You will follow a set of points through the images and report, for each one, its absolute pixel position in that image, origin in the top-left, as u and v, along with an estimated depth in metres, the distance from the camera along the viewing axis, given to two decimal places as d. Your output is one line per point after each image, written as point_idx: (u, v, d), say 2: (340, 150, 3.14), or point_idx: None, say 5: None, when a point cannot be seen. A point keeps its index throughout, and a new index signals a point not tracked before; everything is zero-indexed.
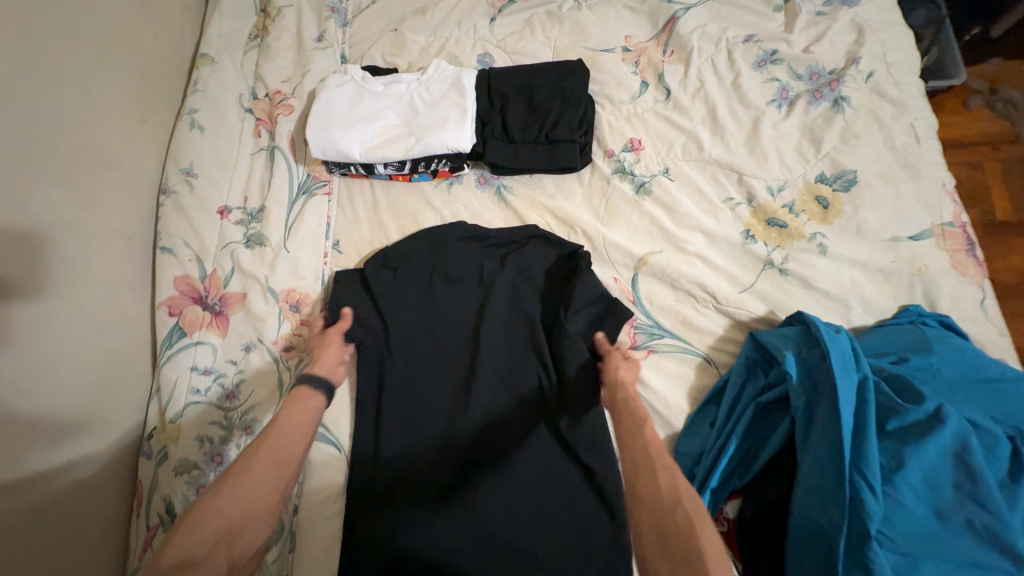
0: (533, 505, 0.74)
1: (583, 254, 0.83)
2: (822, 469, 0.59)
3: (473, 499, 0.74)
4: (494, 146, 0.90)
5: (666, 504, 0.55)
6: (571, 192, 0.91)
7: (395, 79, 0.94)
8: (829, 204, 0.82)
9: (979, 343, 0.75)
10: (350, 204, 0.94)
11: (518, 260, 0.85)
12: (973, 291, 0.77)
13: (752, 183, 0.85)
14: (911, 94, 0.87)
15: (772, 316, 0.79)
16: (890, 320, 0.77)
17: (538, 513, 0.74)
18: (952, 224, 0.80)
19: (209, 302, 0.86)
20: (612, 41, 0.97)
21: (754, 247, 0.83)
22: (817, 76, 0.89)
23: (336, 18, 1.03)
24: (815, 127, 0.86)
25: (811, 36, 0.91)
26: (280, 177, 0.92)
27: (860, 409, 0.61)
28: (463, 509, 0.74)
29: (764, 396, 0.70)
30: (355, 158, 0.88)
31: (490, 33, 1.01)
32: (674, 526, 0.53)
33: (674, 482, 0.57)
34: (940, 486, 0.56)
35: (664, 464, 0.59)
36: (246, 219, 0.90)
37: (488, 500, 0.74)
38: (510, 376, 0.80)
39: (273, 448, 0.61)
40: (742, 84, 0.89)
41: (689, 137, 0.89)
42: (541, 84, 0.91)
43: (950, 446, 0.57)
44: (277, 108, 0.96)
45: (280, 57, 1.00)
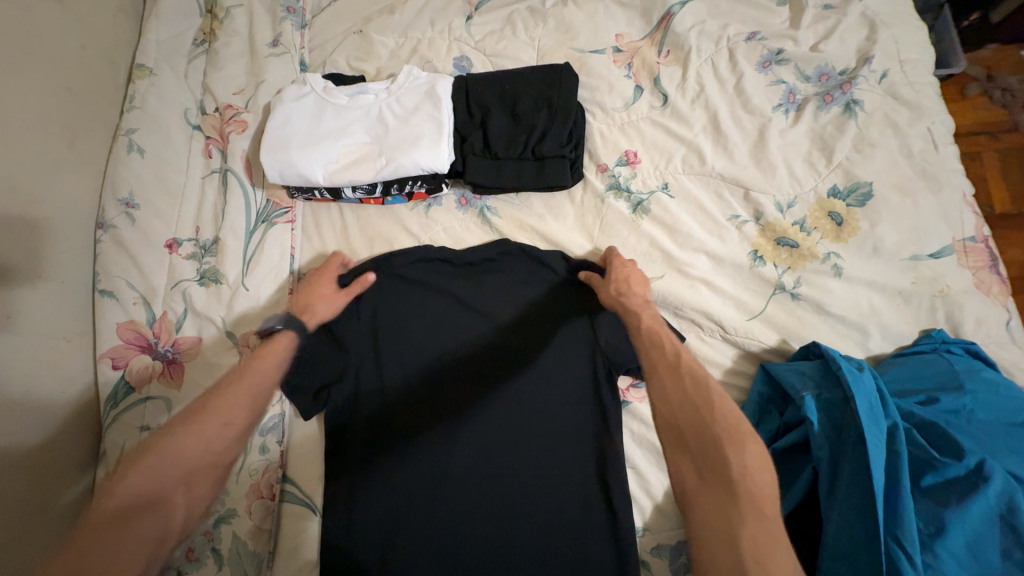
0: (538, 556, 0.68)
1: (572, 263, 0.77)
2: (854, 535, 0.54)
3: (469, 544, 0.68)
4: (475, 164, 0.80)
5: (676, 405, 0.51)
6: (561, 211, 0.82)
7: (362, 88, 0.83)
8: (843, 220, 0.75)
9: (1006, 370, 0.70)
10: (317, 231, 0.85)
11: (504, 272, 0.78)
12: (998, 312, 0.72)
13: (759, 199, 0.77)
14: (926, 96, 0.80)
15: (784, 346, 0.73)
16: (912, 347, 0.71)
17: (539, 561, 0.67)
18: (974, 238, 0.74)
19: (159, 349, 0.76)
20: (601, 41, 0.87)
21: (762, 270, 0.76)
22: (826, 77, 0.81)
23: (292, 20, 0.92)
24: (826, 135, 0.78)
25: (819, 32, 0.83)
26: (236, 204, 0.82)
27: (892, 463, 0.55)
28: (459, 553, 0.68)
29: (781, 442, 0.65)
30: (319, 182, 0.78)
31: (467, 33, 0.91)
32: (688, 425, 0.50)
33: (679, 377, 0.53)
34: (986, 555, 0.51)
35: (667, 364, 0.54)
36: (199, 252, 0.81)
37: (481, 546, 0.68)
38: (499, 412, 0.73)
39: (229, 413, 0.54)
40: (745, 88, 0.81)
41: (689, 148, 0.81)
42: (525, 93, 0.81)
43: (994, 508, 0.51)
44: (228, 125, 0.85)
45: (230, 65, 0.89)
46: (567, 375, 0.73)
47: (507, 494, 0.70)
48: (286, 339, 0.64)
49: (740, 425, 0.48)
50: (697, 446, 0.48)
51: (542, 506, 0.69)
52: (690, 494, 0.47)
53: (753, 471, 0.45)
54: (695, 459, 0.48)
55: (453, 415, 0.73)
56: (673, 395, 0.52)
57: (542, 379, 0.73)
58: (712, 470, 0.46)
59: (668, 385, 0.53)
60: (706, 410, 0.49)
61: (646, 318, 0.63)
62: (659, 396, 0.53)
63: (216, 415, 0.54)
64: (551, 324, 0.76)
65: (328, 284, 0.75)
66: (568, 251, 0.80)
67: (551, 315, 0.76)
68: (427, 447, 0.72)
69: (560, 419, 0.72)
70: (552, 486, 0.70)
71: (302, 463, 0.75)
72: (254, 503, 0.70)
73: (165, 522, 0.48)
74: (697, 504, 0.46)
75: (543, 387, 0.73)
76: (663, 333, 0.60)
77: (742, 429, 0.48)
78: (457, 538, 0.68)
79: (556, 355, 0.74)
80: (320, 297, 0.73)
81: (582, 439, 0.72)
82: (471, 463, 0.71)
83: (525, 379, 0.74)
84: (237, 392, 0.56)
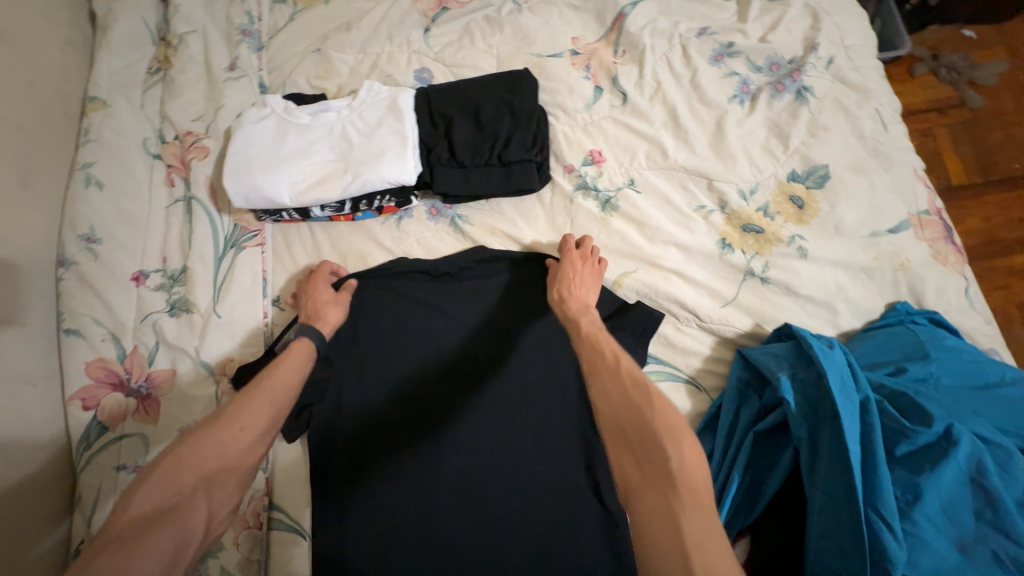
0: (537, 552, 0.67)
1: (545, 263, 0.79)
2: (835, 508, 0.55)
3: (466, 546, 0.68)
4: (443, 174, 0.80)
5: (617, 403, 0.51)
6: (532, 214, 0.83)
7: (324, 106, 0.83)
8: (804, 203, 0.78)
9: (967, 335, 0.73)
10: (289, 252, 0.84)
11: (478, 276, 0.79)
12: (956, 280, 0.75)
13: (723, 188, 0.79)
14: (872, 79, 0.83)
15: (759, 330, 0.75)
16: (879, 321, 0.73)
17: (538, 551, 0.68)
18: (928, 211, 0.77)
19: (132, 385, 0.74)
20: (558, 45, 0.89)
21: (731, 256, 0.77)
22: (777, 66, 0.84)
23: (248, 43, 0.91)
24: (781, 122, 0.81)
25: (766, 24, 0.86)
26: (202, 232, 0.81)
27: (867, 435, 0.57)
28: (456, 553, 0.68)
29: (761, 424, 0.65)
30: (286, 203, 0.78)
31: (426, 46, 0.92)
32: (631, 422, 0.49)
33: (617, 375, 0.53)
34: (960, 516, 0.52)
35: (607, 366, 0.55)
36: (167, 283, 0.79)
37: (481, 552, 0.68)
38: (487, 416, 0.73)
39: (246, 414, 0.55)
40: (701, 81, 0.84)
41: (652, 143, 0.82)
42: (487, 101, 0.82)
43: (966, 470, 0.53)
44: (189, 152, 0.84)
45: (188, 92, 0.88)
46: (548, 369, 0.74)
47: (503, 497, 0.70)
48: (301, 350, 0.64)
49: (675, 418, 0.48)
50: (638, 439, 0.48)
51: (538, 499, 0.70)
52: (633, 490, 0.47)
53: (688, 461, 0.46)
54: (637, 457, 0.48)
55: (437, 420, 0.73)
56: (615, 398, 0.52)
57: (528, 377, 0.74)
58: (651, 467, 0.46)
59: (609, 387, 0.53)
60: (645, 401, 0.50)
61: (584, 325, 0.63)
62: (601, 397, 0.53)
63: (229, 423, 0.54)
64: (527, 321, 0.77)
65: (324, 290, 0.75)
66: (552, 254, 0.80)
67: (527, 313, 0.77)
68: (415, 453, 0.72)
69: (545, 412, 0.73)
70: (546, 485, 0.70)
71: (289, 490, 0.73)
72: (241, 534, 0.69)
73: (183, 529, 0.47)
74: (641, 501, 0.46)
75: (530, 386, 0.74)
76: (601, 338, 0.60)
77: (673, 420, 0.48)
78: (453, 540, 0.68)
79: (534, 352, 0.75)
80: (331, 304, 0.73)
81: (566, 432, 0.72)
82: (459, 463, 0.71)
83: (511, 380, 0.74)
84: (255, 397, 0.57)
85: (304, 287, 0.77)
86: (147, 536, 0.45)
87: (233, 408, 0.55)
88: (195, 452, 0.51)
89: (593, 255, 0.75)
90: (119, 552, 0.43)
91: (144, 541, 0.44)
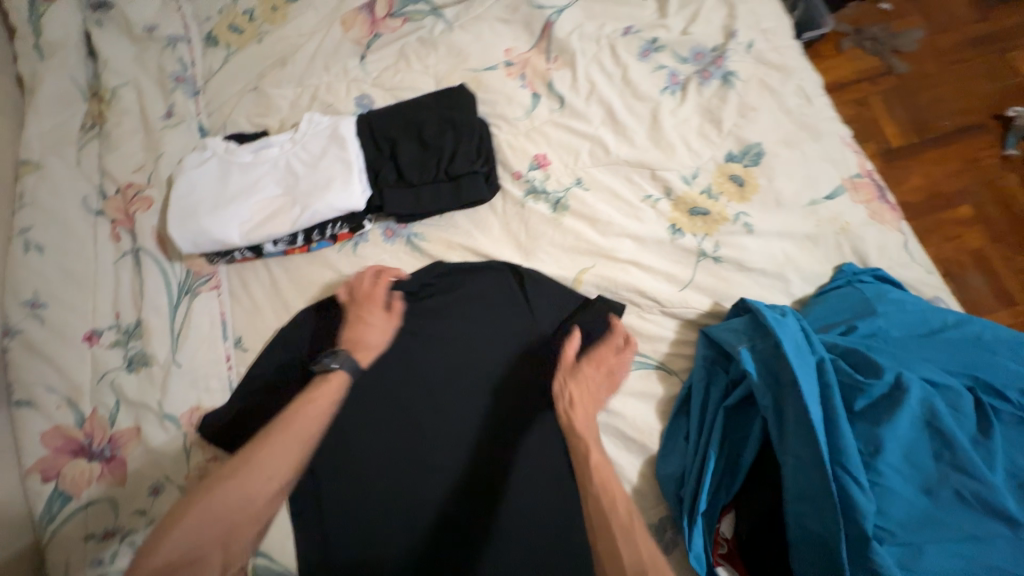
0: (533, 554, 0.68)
1: (504, 268, 0.79)
2: (805, 471, 0.55)
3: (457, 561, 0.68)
4: (393, 195, 0.81)
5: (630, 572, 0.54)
6: (487, 224, 0.84)
7: (265, 142, 0.84)
8: (743, 181, 0.81)
9: (912, 286, 0.76)
10: (246, 291, 0.83)
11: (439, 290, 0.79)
12: (895, 236, 0.78)
13: (666, 176, 0.82)
14: (791, 57, 0.88)
15: (719, 307, 0.76)
16: (829, 284, 0.76)
17: (528, 554, 0.68)
18: (860, 175, 0.81)
19: (95, 449, 0.71)
20: (492, 58, 0.91)
21: (683, 240, 0.79)
22: (701, 56, 0.88)
23: (184, 88, 0.91)
24: (712, 107, 0.84)
25: (686, 17, 0.90)
26: (154, 282, 0.79)
27: (827, 396, 0.58)
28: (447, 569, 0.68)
29: (730, 398, 0.66)
30: (237, 243, 0.77)
31: (363, 73, 0.93)
32: None
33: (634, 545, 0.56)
34: (920, 460, 0.54)
35: (621, 525, 0.58)
36: (123, 339, 0.77)
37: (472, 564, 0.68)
38: (462, 429, 0.73)
39: (268, 464, 0.60)
40: (632, 77, 0.87)
41: (593, 142, 0.85)
42: (428, 119, 0.83)
43: (919, 416, 0.55)
44: (133, 204, 0.83)
45: (125, 144, 0.86)
46: (518, 374, 0.74)
47: (487, 505, 0.70)
48: (332, 388, 0.67)
49: None
50: None
51: (524, 504, 0.70)
52: None
53: None
54: None
55: (414, 440, 0.73)
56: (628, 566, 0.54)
57: (500, 385, 0.74)
58: None
59: (621, 549, 0.56)
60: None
61: (597, 460, 0.64)
62: (607, 553, 0.56)
63: (254, 474, 0.59)
64: (493, 327, 0.76)
65: (376, 313, 0.75)
66: (513, 262, 0.80)
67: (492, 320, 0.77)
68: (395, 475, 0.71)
69: (519, 417, 0.73)
70: (529, 487, 0.70)
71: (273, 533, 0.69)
72: None
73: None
74: None
75: (502, 393, 0.74)
76: (613, 484, 0.62)
77: None
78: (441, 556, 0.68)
79: (502, 359, 0.75)
80: (374, 329, 0.74)
81: (542, 435, 0.72)
82: (442, 480, 0.71)
83: (483, 391, 0.74)
84: (278, 447, 0.61)
85: (356, 296, 0.77)
86: None
87: (255, 454, 0.60)
88: (219, 498, 0.57)
89: (605, 356, 0.74)
90: None
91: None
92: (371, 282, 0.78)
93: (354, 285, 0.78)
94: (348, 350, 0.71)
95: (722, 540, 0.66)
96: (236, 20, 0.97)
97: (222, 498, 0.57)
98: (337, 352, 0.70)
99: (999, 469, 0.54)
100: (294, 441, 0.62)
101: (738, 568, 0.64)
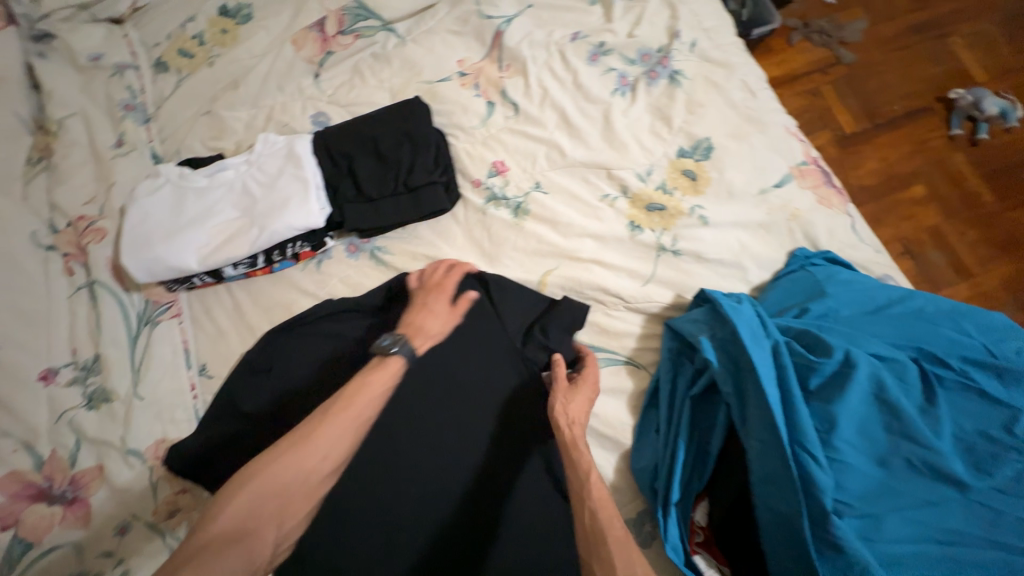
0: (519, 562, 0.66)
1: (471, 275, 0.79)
2: (768, 453, 0.57)
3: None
4: (353, 210, 0.81)
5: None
6: (450, 233, 0.84)
7: (220, 166, 0.83)
8: (696, 175, 0.83)
9: (862, 266, 0.79)
10: (208, 317, 0.83)
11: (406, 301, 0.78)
12: (843, 219, 0.82)
13: (622, 175, 0.84)
14: (734, 54, 0.91)
15: (681, 299, 0.78)
16: (784, 270, 0.78)
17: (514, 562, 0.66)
18: (806, 162, 0.84)
19: (56, 492, 0.66)
20: (445, 69, 0.93)
21: (642, 236, 0.81)
22: (647, 57, 0.90)
23: (133, 116, 0.91)
24: (661, 105, 0.87)
25: (632, 21, 0.93)
26: (111, 315, 0.77)
27: (783, 377, 0.60)
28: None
29: (695, 388, 0.68)
30: (194, 269, 0.76)
31: (318, 91, 0.93)
32: None
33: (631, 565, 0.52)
34: (873, 432, 0.57)
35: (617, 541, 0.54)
36: (81, 376, 0.73)
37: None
38: (438, 438, 0.71)
39: (326, 442, 0.57)
40: (583, 81, 0.89)
41: (549, 145, 0.86)
42: (384, 132, 0.84)
43: (869, 390, 0.58)
44: (85, 237, 0.81)
45: (74, 176, 0.84)
46: (490, 378, 0.74)
47: (466, 515, 0.68)
48: (393, 368, 0.64)
49: None
50: None
51: (506, 509, 0.69)
52: None
53: None
54: None
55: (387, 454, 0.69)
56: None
57: (473, 391, 0.73)
58: None
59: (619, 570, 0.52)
60: None
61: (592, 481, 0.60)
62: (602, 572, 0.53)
63: (314, 450, 0.56)
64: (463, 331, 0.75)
65: (442, 302, 0.74)
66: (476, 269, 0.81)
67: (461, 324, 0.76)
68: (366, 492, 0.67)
69: (494, 422, 0.73)
70: (509, 492, 0.69)
71: None
72: None
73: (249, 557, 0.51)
74: None
75: (475, 399, 0.73)
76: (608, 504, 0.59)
77: None
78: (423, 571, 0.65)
79: (473, 363, 0.74)
80: (434, 318, 0.72)
81: (517, 438, 0.72)
82: (419, 492, 0.69)
83: (456, 397, 0.73)
84: (336, 425, 0.58)
85: (423, 287, 0.76)
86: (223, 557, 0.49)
87: (312, 431, 0.57)
88: (275, 472, 0.54)
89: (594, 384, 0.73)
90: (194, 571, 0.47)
91: (218, 564, 0.49)
92: (442, 274, 0.78)
93: (426, 274, 0.78)
94: (408, 335, 0.69)
95: (698, 529, 0.67)
96: (185, 45, 0.96)
97: (278, 472, 0.54)
98: (397, 335, 0.68)
99: (946, 434, 0.57)
100: (351, 420, 0.59)
101: (716, 554, 0.65)
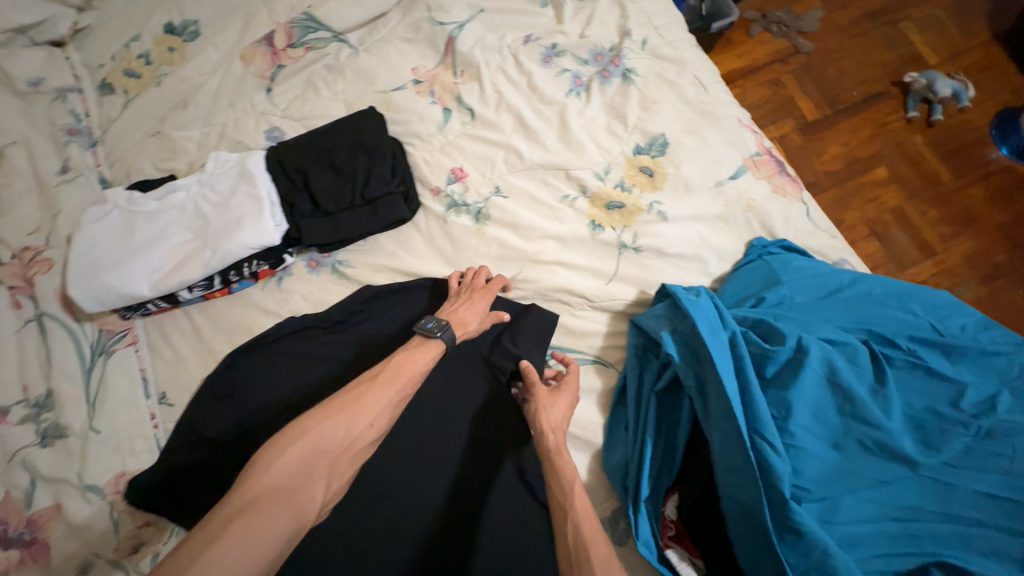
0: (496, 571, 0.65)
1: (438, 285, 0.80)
2: (730, 444, 0.57)
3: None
4: (310, 225, 0.80)
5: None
6: (412, 243, 0.84)
7: (172, 187, 0.81)
8: (653, 171, 0.84)
9: (819, 252, 0.80)
10: (166, 342, 0.81)
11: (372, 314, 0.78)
12: (798, 207, 0.83)
13: (580, 175, 0.84)
14: (684, 50, 0.92)
15: (644, 295, 0.79)
16: (743, 259, 0.79)
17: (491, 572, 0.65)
18: (759, 153, 0.86)
19: (10, 535, 0.61)
20: (400, 78, 0.92)
21: (603, 235, 0.81)
22: (600, 56, 0.91)
23: (78, 141, 0.89)
24: (616, 104, 0.87)
25: (582, 21, 0.93)
26: (63, 347, 0.73)
27: (740, 367, 0.61)
28: None
29: (659, 383, 0.68)
30: (147, 294, 0.74)
31: (271, 105, 0.92)
32: None
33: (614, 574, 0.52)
34: (827, 416, 0.58)
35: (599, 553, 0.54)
36: (32, 412, 0.68)
37: None
38: (409, 450, 0.71)
39: (371, 409, 0.61)
40: (537, 83, 0.89)
41: (507, 149, 0.86)
42: (339, 145, 0.83)
43: (822, 374, 0.59)
44: (30, 268, 0.76)
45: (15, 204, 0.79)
46: (460, 386, 0.74)
47: (439, 527, 0.67)
48: (431, 351, 0.68)
49: None
50: None
51: (480, 520, 0.68)
52: None
53: None
54: None
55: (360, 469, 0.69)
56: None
57: (443, 400, 0.73)
58: None
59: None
60: None
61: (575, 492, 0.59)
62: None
63: (361, 414, 0.60)
64: None
65: (482, 301, 0.74)
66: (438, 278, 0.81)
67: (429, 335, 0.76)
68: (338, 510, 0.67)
69: (464, 431, 0.72)
70: (484, 501, 0.69)
71: None
72: None
73: (299, 514, 0.51)
74: None
75: (445, 408, 0.73)
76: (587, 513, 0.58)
77: None
78: None
79: (442, 373, 0.75)
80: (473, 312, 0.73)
81: (489, 446, 0.71)
82: (392, 507, 0.68)
83: (426, 408, 0.73)
84: (380, 394, 0.62)
85: (463, 286, 0.77)
86: (275, 509, 0.50)
87: (360, 397, 0.61)
88: (323, 431, 0.57)
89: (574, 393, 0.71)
90: (251, 519, 0.48)
91: (270, 515, 0.49)
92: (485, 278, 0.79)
93: (467, 275, 0.79)
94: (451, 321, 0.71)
95: (669, 523, 0.67)
96: (130, 65, 0.93)
97: (327, 431, 0.57)
98: (442, 320, 0.70)
99: (898, 415, 0.58)
100: (395, 390, 0.63)
101: (688, 547, 0.65)
